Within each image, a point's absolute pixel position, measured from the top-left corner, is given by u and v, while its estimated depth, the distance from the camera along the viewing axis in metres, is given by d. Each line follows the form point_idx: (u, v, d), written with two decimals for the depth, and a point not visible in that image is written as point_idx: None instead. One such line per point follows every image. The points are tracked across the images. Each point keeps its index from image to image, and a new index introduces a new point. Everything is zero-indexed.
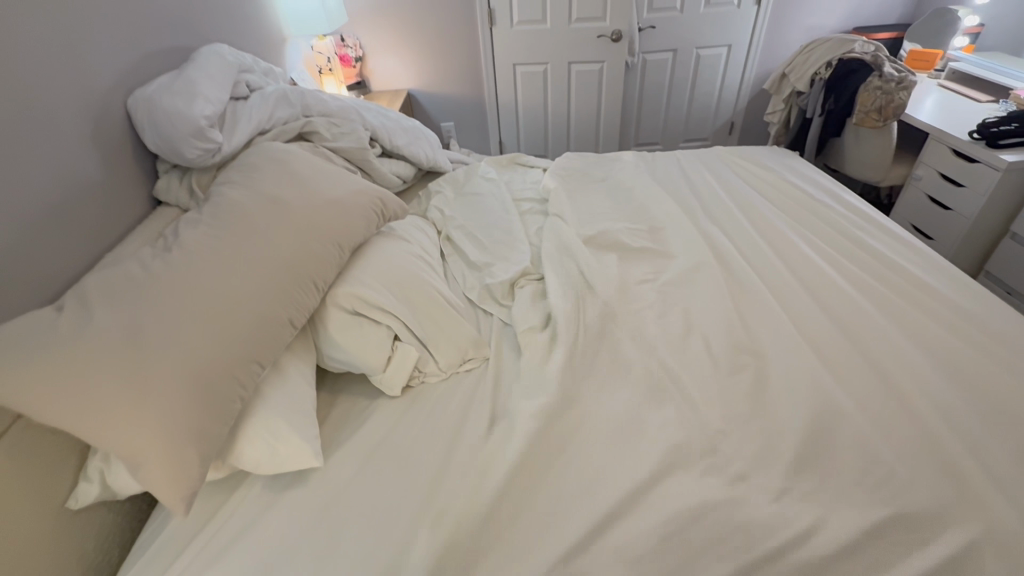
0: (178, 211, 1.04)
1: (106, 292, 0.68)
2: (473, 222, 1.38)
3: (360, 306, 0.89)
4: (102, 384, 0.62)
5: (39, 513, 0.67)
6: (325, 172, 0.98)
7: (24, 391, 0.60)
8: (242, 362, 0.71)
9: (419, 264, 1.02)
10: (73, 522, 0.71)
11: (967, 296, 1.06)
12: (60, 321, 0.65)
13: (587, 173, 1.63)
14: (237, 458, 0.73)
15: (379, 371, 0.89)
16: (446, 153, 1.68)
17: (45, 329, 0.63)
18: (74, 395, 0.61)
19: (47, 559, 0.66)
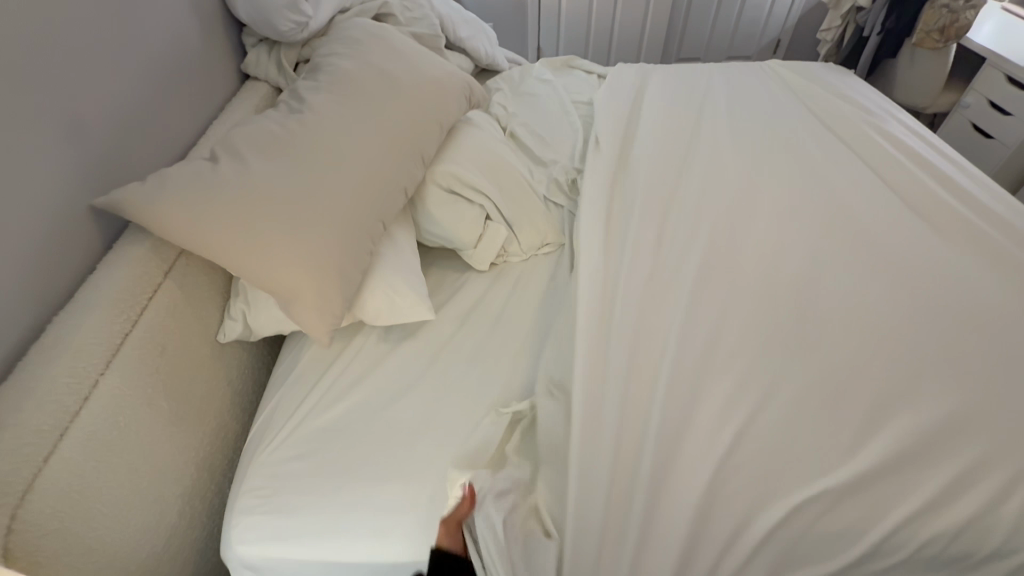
0: (269, 87, 1.07)
1: (253, 148, 0.75)
2: (535, 120, 1.40)
3: (456, 186, 0.97)
4: (262, 226, 0.71)
5: (200, 341, 0.77)
6: (418, 52, 1.00)
7: (198, 228, 0.69)
8: (369, 220, 0.79)
9: (503, 151, 1.07)
10: (223, 353, 0.81)
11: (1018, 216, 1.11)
12: (218, 170, 0.72)
13: (644, 79, 1.62)
14: (362, 306, 0.83)
15: (471, 247, 0.97)
16: (503, 51, 1.67)
17: (207, 177, 0.71)
18: (240, 235, 0.70)
19: (209, 379, 0.77)
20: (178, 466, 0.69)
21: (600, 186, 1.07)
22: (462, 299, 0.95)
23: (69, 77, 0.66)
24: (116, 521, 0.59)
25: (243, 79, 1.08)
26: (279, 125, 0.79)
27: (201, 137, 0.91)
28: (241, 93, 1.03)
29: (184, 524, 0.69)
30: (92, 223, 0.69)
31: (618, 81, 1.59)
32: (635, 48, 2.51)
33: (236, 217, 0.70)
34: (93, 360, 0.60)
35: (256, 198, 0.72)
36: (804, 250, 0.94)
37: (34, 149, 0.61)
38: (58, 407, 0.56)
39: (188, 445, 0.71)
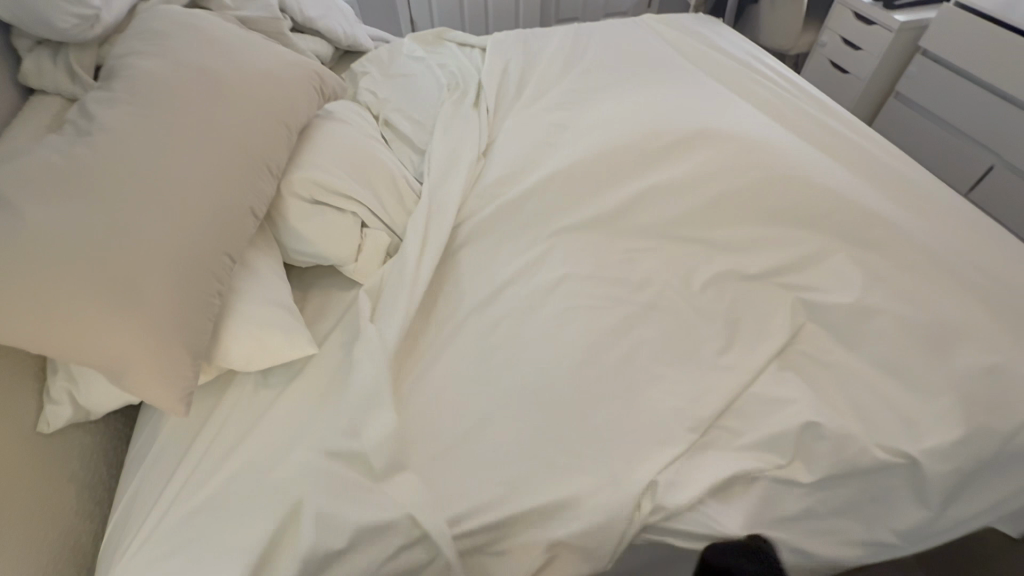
0: (63, 101, 0.86)
1: (26, 187, 0.58)
2: (411, 103, 1.28)
3: (319, 193, 0.84)
4: (58, 286, 0.56)
5: (9, 439, 0.61)
6: (247, 40, 0.85)
7: None
8: (211, 255, 0.66)
9: (373, 146, 0.96)
10: (50, 446, 0.66)
11: (879, 149, 1.17)
12: None
13: (523, 46, 1.54)
14: (226, 355, 0.70)
15: (351, 261, 0.86)
16: (364, 28, 1.50)
17: None
18: (29, 304, 0.55)
19: (38, 482, 0.63)
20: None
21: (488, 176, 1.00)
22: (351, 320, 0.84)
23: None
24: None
25: (25, 95, 0.86)
26: (61, 152, 0.62)
27: None
28: (23, 112, 0.82)
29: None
30: None
31: (496, 50, 1.49)
32: (511, 16, 2.41)
33: (17, 281, 0.55)
34: None
35: (45, 252, 0.56)
36: (697, 213, 0.92)
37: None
38: None
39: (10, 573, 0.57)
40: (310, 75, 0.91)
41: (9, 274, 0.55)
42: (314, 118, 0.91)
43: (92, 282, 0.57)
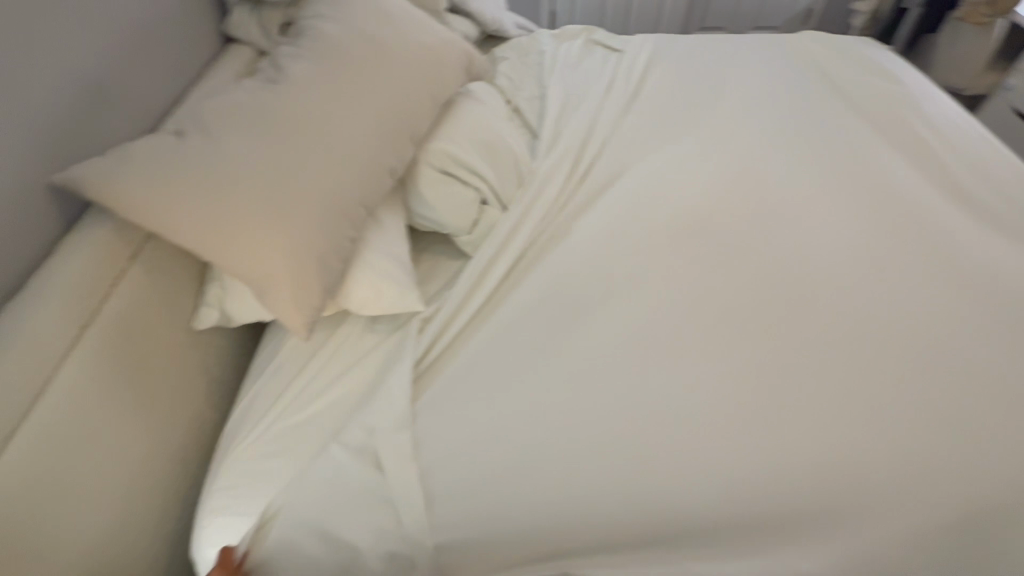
0: (253, 52, 0.99)
1: (224, 120, 0.68)
2: (542, 93, 1.31)
3: (450, 165, 0.90)
4: (235, 208, 0.66)
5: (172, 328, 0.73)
6: (413, 15, 0.92)
7: (165, 210, 0.64)
8: (353, 204, 0.73)
9: (504, 129, 1.00)
10: (198, 341, 0.77)
11: None
12: (187, 146, 0.66)
13: (663, 50, 1.51)
14: (346, 295, 0.78)
15: (466, 233, 0.91)
16: (511, 15, 1.55)
17: (174, 153, 0.65)
18: (211, 219, 0.65)
19: (185, 368, 0.74)
20: (145, 460, 0.66)
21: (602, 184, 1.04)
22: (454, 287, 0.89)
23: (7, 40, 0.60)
24: (72, 519, 0.56)
25: (225, 42, 1.00)
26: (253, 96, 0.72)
27: (177, 106, 0.85)
28: (223, 57, 0.96)
29: (146, 520, 0.66)
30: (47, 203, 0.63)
31: (634, 52, 1.48)
32: (653, 18, 2.37)
33: (205, 198, 0.65)
34: None
35: (230, 177, 0.66)
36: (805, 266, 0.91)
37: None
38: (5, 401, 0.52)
39: (155, 438, 0.68)
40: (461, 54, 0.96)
41: (201, 191, 0.65)
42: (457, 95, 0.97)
43: (260, 210, 0.67)
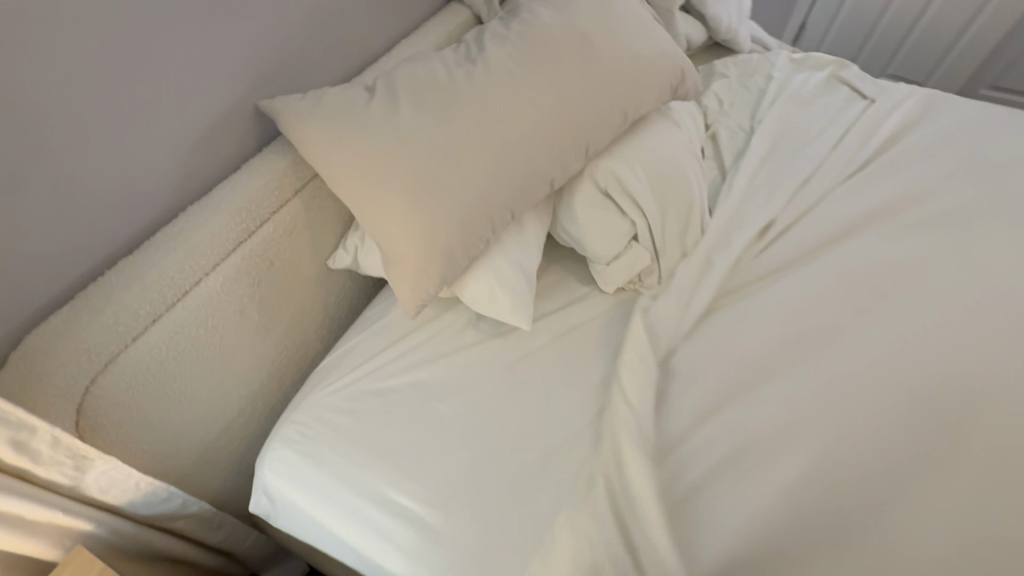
0: (469, 15, 1.00)
1: (412, 89, 0.69)
2: (750, 127, 1.14)
3: (613, 189, 0.81)
4: (389, 179, 0.66)
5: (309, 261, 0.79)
6: (638, 17, 0.83)
7: (332, 162, 0.67)
8: (498, 206, 0.70)
9: (689, 162, 0.87)
10: (328, 278, 0.83)
11: None
12: (371, 107, 0.67)
13: (933, 111, 1.19)
14: (461, 288, 0.76)
15: (602, 263, 0.84)
16: (752, 25, 1.35)
17: (356, 111, 0.67)
18: (366, 182, 0.67)
19: (309, 300, 0.80)
20: (249, 372, 0.74)
21: (768, 272, 0.91)
22: (569, 314, 0.84)
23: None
24: (175, 406, 0.64)
25: None
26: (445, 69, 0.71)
27: (384, 55, 0.88)
28: (440, 14, 0.97)
29: (233, 421, 0.74)
30: (246, 124, 0.69)
31: (890, 104, 1.20)
32: (928, 64, 1.94)
33: (367, 162, 0.66)
34: (201, 262, 0.62)
35: (396, 147, 0.66)
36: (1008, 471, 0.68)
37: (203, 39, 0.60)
38: (156, 296, 0.59)
39: (265, 352, 0.75)
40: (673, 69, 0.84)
41: (367, 154, 0.66)
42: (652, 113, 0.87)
43: (410, 188, 0.66)
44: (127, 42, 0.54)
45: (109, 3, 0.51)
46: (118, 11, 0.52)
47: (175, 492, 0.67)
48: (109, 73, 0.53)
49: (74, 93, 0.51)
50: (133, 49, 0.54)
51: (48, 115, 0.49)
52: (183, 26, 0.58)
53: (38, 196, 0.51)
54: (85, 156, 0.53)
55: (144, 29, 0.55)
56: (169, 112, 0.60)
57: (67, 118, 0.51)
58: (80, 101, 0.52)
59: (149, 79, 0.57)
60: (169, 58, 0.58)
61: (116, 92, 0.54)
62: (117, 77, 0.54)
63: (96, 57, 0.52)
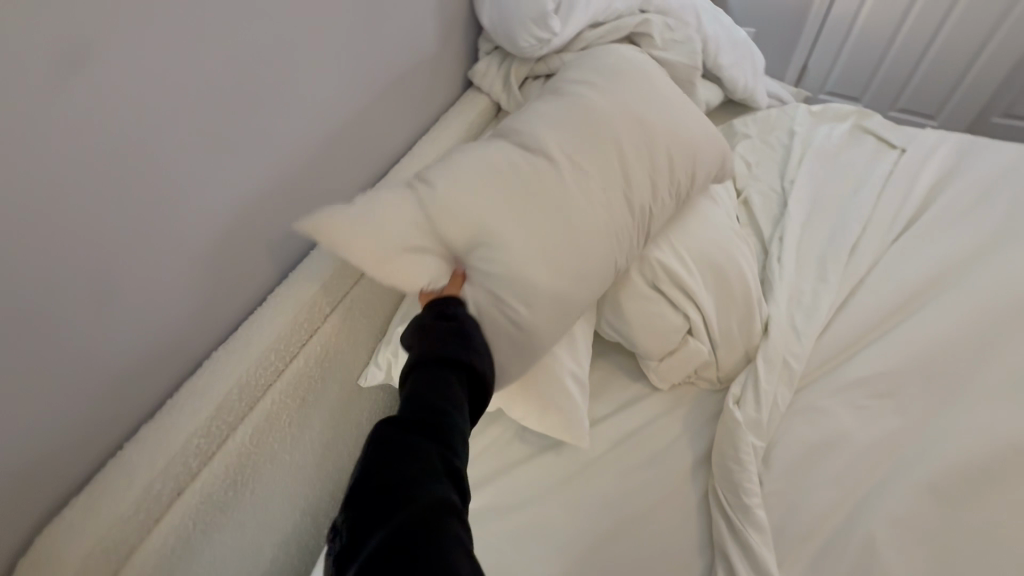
0: (488, 103, 0.98)
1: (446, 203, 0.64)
2: (782, 188, 1.10)
3: (662, 282, 0.76)
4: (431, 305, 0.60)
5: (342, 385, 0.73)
6: (673, 100, 0.79)
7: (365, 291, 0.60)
8: (548, 321, 0.64)
9: (737, 243, 0.82)
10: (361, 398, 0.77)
11: None
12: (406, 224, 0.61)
13: (972, 156, 1.14)
14: (509, 405, 0.70)
15: (654, 360, 0.77)
16: (766, 81, 1.33)
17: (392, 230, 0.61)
18: None
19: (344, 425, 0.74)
20: None
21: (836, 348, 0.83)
22: (624, 419, 0.77)
23: (286, 99, 0.61)
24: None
25: (465, 87, 1.00)
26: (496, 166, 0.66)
27: (406, 155, 0.85)
28: (459, 106, 0.96)
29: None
30: (271, 253, 0.66)
31: (924, 153, 1.15)
32: (940, 95, 1.93)
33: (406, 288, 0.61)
34: (228, 416, 0.57)
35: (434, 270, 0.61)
36: None
37: (230, 179, 0.57)
38: (183, 465, 0.53)
39: None
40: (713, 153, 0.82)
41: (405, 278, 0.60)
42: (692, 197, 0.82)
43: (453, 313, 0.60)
44: (155, 199, 0.50)
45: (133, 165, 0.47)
46: (147, 170, 0.48)
47: None
48: (137, 235, 0.49)
49: (99, 264, 0.47)
50: (160, 205, 0.50)
51: (70, 293, 0.45)
52: (210, 171, 0.54)
53: (56, 378, 0.46)
54: (107, 324, 0.49)
55: (172, 182, 0.51)
56: (195, 260, 0.56)
57: (88, 295, 0.46)
58: (105, 271, 0.47)
59: (176, 232, 0.52)
60: (196, 205, 0.54)
61: (143, 252, 0.50)
62: (144, 237, 0.50)
63: (123, 222, 0.47)
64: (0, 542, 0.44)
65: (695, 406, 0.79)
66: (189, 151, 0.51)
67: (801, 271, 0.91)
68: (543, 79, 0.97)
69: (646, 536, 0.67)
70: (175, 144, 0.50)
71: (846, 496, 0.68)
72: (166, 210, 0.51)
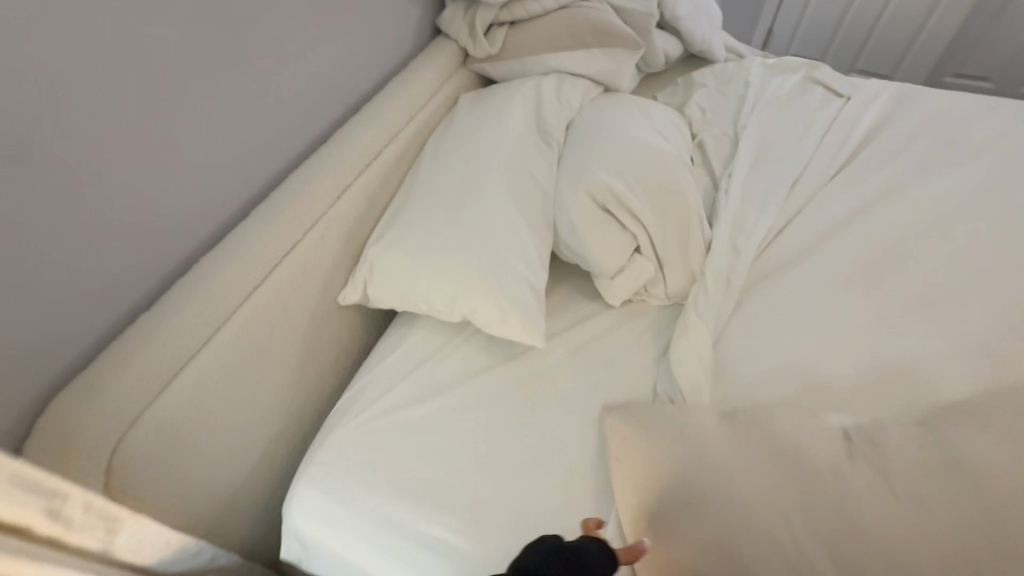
0: (455, 49, 1.03)
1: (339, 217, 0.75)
2: (734, 134, 1.18)
3: (612, 204, 0.85)
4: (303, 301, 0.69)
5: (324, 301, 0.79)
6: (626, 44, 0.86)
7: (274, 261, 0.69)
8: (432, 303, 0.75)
9: (681, 172, 0.90)
10: (343, 315, 0.83)
11: None
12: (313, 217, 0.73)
13: (910, 101, 1.22)
14: (475, 314, 0.78)
15: (607, 277, 0.86)
16: (724, 35, 1.40)
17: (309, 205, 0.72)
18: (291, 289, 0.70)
19: (327, 340, 0.80)
20: (276, 417, 0.73)
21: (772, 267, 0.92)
22: (579, 332, 0.86)
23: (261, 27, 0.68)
24: (205, 458, 0.62)
25: (434, 35, 1.05)
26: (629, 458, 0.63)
27: (375, 95, 0.92)
28: (427, 52, 1.01)
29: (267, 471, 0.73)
30: (253, 173, 0.72)
31: (868, 100, 1.23)
32: (896, 56, 2.01)
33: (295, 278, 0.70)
34: (218, 310, 0.63)
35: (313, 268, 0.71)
36: None
37: (214, 95, 0.63)
38: (175, 350, 0.59)
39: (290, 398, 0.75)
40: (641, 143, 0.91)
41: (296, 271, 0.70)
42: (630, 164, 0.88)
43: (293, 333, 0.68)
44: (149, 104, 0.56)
45: (119, 71, 0.52)
46: (142, 76, 0.55)
47: (205, 548, 0.65)
48: (136, 134, 0.55)
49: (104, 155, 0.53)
50: (155, 109, 0.57)
51: (81, 177, 0.51)
52: (195, 89, 0.61)
53: (71, 256, 0.52)
54: (112, 214, 0.55)
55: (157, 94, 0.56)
56: (187, 168, 0.62)
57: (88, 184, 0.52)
58: (109, 162, 0.54)
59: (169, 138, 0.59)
60: (184, 115, 0.60)
61: (142, 151, 0.56)
62: (141, 137, 0.56)
63: (122, 120, 0.54)
64: (25, 395, 0.51)
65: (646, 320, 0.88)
66: (176, 63, 0.58)
67: (746, 203, 0.99)
68: (507, 26, 1.03)
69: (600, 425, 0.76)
70: (165, 56, 0.56)
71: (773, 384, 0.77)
72: (158, 116, 0.57)
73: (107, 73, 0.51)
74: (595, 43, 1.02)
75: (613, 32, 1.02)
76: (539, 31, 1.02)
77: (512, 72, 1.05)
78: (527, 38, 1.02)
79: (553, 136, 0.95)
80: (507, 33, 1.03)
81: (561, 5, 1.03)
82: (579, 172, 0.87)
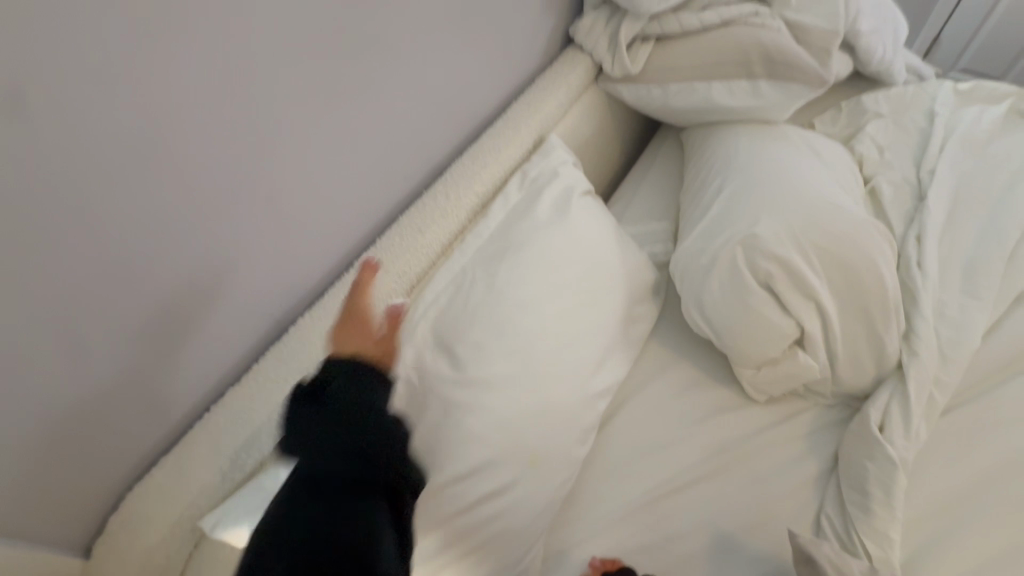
0: (589, 64, 0.88)
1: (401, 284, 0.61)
2: (919, 177, 0.95)
3: (781, 282, 0.66)
4: None
5: None
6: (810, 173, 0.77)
7: None
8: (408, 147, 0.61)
9: (874, 245, 0.69)
10: None
11: None
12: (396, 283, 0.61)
13: None
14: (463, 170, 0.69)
15: (751, 369, 0.70)
16: (905, 52, 1.16)
17: (410, 257, 0.63)
18: None
19: None
20: None
21: (977, 371, 0.72)
22: (721, 427, 0.70)
23: (375, 69, 0.57)
24: None
25: (565, 45, 0.91)
26: None
27: (496, 119, 0.80)
28: (556, 66, 0.87)
29: None
30: (357, 221, 0.63)
31: None
32: None
33: None
34: None
35: None
36: None
37: (317, 138, 0.53)
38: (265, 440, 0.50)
39: None
40: (818, 198, 0.72)
41: None
42: (806, 227, 0.68)
43: None
44: (244, 149, 0.46)
45: (227, 132, 0.44)
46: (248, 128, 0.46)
47: None
48: (226, 209, 0.46)
49: (190, 237, 0.44)
50: (259, 171, 0.48)
51: (171, 262, 0.43)
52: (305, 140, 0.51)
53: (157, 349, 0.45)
54: (197, 295, 0.46)
55: (265, 149, 0.48)
56: (284, 234, 0.53)
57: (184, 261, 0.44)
58: (194, 246, 0.45)
59: (260, 188, 0.49)
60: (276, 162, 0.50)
61: (231, 230, 0.47)
62: (232, 213, 0.47)
63: (226, 185, 0.45)
64: (102, 489, 0.44)
65: (807, 422, 0.70)
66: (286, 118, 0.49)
67: (941, 280, 0.78)
68: (652, 41, 0.87)
69: (745, 557, 0.61)
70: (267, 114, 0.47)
71: (984, 541, 0.59)
72: (262, 173, 0.48)
73: (214, 135, 0.43)
74: (763, 73, 0.84)
75: (788, 59, 0.83)
76: (693, 52, 0.85)
77: (649, 97, 0.89)
78: (676, 59, 0.85)
79: (713, 184, 0.80)
80: (651, 50, 0.87)
81: (724, 20, 0.85)
82: (741, 223, 0.70)
